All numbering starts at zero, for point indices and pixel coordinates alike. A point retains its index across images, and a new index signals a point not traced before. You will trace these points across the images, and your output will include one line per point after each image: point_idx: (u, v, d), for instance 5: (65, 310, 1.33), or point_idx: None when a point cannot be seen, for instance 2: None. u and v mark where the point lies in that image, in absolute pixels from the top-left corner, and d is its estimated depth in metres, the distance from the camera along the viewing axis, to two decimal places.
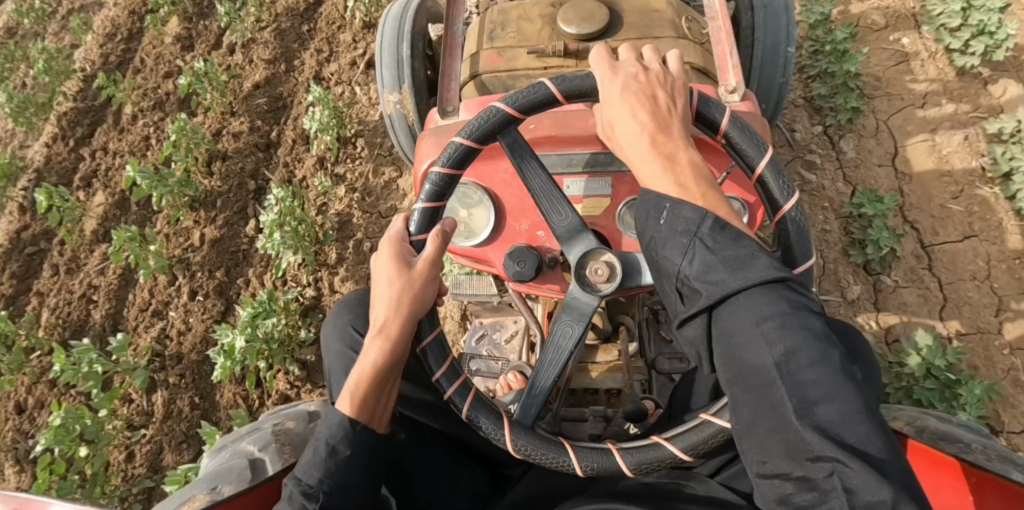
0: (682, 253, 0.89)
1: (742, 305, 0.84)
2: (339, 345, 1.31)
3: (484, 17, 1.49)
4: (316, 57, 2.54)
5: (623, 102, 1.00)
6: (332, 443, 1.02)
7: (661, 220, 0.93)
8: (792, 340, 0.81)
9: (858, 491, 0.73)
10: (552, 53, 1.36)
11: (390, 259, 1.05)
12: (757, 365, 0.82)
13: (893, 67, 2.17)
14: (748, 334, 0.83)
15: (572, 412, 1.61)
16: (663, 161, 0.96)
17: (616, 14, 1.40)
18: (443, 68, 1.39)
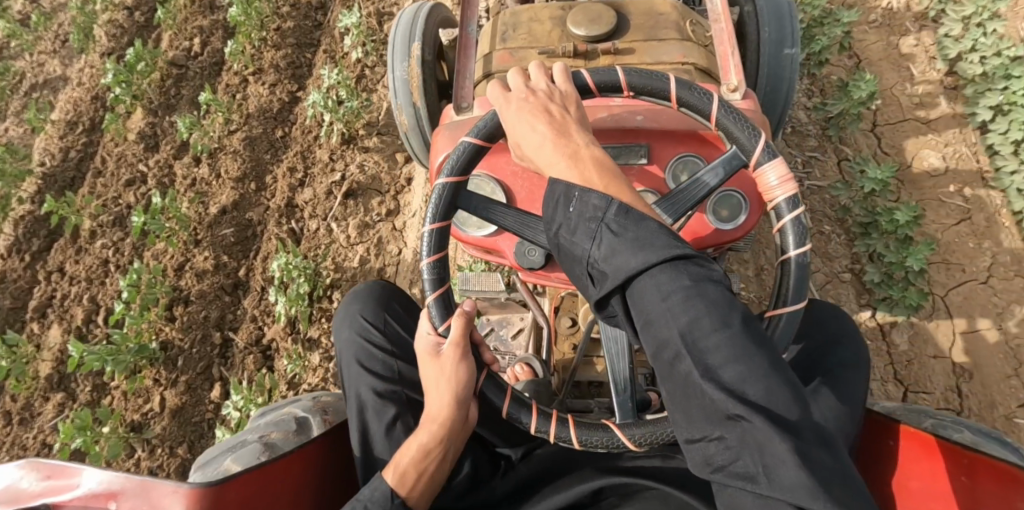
0: (591, 239, 0.95)
1: (646, 284, 0.89)
2: (348, 331, 1.35)
3: (497, 19, 1.55)
4: (289, 178, 2.42)
5: (522, 119, 1.07)
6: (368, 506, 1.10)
7: (570, 209, 0.98)
8: (694, 312, 0.86)
9: (764, 442, 0.81)
10: (562, 54, 1.42)
11: (431, 360, 1.13)
12: (665, 338, 0.88)
13: (953, 227, 2.01)
14: (655, 310, 0.88)
15: (578, 403, 1.67)
16: (568, 160, 1.03)
17: (623, 17, 1.47)
18: (457, 68, 1.46)
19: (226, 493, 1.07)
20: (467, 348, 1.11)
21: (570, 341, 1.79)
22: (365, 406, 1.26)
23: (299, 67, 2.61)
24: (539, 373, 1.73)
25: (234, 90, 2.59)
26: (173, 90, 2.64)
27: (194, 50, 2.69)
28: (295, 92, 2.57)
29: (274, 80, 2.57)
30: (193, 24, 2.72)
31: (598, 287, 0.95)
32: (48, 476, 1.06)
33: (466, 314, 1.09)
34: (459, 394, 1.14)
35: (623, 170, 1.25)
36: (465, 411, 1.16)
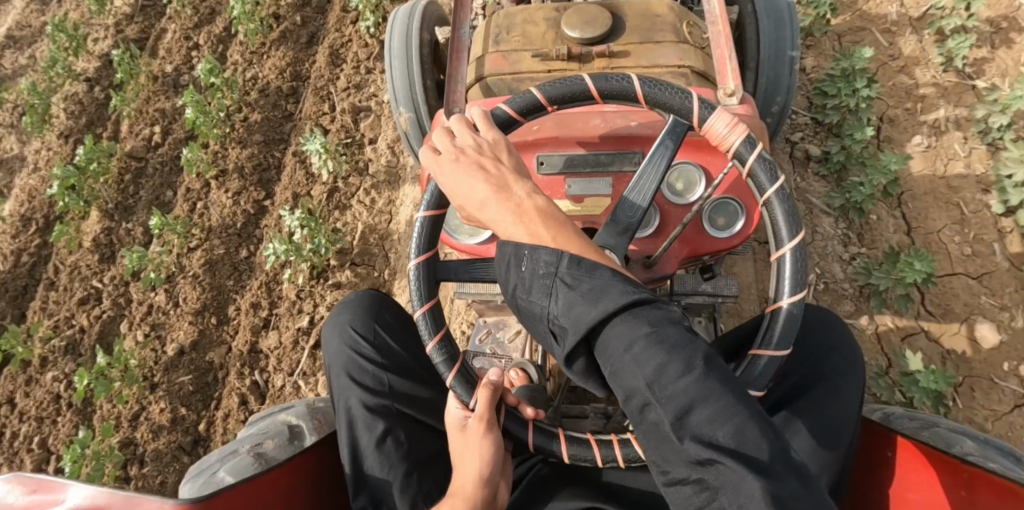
0: (548, 295, 0.93)
1: (609, 336, 0.88)
2: (338, 342, 1.34)
3: (490, 21, 1.52)
4: (252, 315, 2.21)
5: (459, 178, 1.02)
6: None
7: (524, 268, 0.96)
8: (657, 358, 0.84)
9: (740, 484, 0.77)
10: (556, 57, 1.39)
11: (460, 434, 1.12)
12: (632, 388, 0.86)
13: (1009, 416, 1.75)
14: (619, 361, 0.86)
15: (574, 409, 1.67)
16: (513, 211, 0.98)
17: (619, 19, 1.44)
18: (449, 71, 1.42)
19: (216, 503, 1.06)
20: (495, 421, 1.10)
21: None
22: (354, 419, 1.25)
23: (267, 168, 2.43)
24: (535, 379, 1.68)
25: (189, 208, 2.40)
26: (131, 188, 2.49)
27: (154, 139, 2.54)
28: (261, 198, 2.37)
29: (240, 187, 2.38)
30: (154, 106, 2.59)
31: (561, 348, 0.93)
32: (33, 491, 1.06)
33: (493, 385, 1.09)
34: (491, 466, 1.10)
35: (616, 179, 1.23)
36: (493, 486, 1.11)
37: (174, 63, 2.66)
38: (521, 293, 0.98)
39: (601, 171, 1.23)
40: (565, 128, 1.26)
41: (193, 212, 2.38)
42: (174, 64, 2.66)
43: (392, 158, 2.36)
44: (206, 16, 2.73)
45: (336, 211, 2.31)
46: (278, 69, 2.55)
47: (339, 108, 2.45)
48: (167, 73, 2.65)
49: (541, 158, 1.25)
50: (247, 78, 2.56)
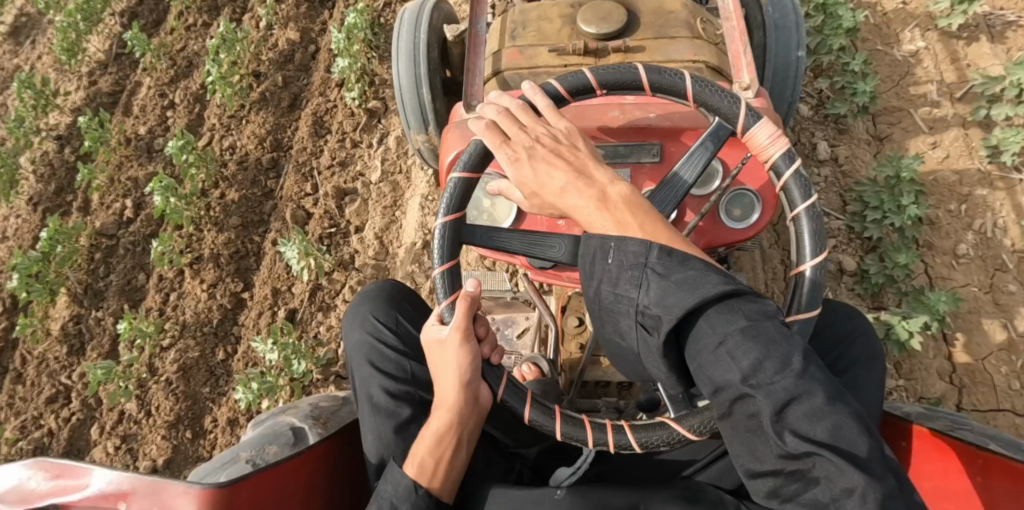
0: (635, 287, 0.94)
1: (700, 333, 0.89)
2: (359, 332, 1.34)
3: (506, 17, 1.54)
4: (229, 434, 2.05)
5: (535, 163, 1.04)
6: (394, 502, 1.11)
7: (609, 261, 0.97)
8: (753, 354, 0.85)
9: (837, 477, 0.81)
10: (572, 52, 1.41)
11: (437, 345, 1.12)
12: (725, 384, 0.87)
13: None
14: (710, 357, 0.88)
15: (586, 403, 1.68)
16: (596, 200, 1.00)
17: (633, 15, 1.46)
18: (467, 65, 1.45)
19: (240, 491, 1.07)
20: (471, 332, 1.10)
21: (577, 340, 1.80)
22: (376, 406, 1.24)
23: (246, 255, 2.27)
24: (547, 373, 1.71)
25: (161, 299, 2.24)
26: (101, 269, 2.33)
27: (126, 215, 2.38)
28: (236, 287, 2.22)
29: (216, 277, 2.23)
30: (127, 174, 2.43)
31: (645, 343, 0.94)
32: (56, 475, 1.05)
33: (470, 294, 1.07)
34: (467, 375, 1.11)
35: (635, 170, 1.24)
36: (473, 391, 1.12)
37: (147, 124, 2.52)
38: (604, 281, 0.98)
39: (620, 161, 1.25)
40: (585, 119, 1.27)
41: (164, 313, 2.22)
42: (149, 124, 2.52)
43: (380, 250, 2.22)
44: (183, 71, 2.60)
45: (319, 313, 2.15)
46: (258, 137, 2.40)
47: (322, 190, 2.31)
48: (141, 135, 2.50)
49: None
50: (224, 147, 2.41)
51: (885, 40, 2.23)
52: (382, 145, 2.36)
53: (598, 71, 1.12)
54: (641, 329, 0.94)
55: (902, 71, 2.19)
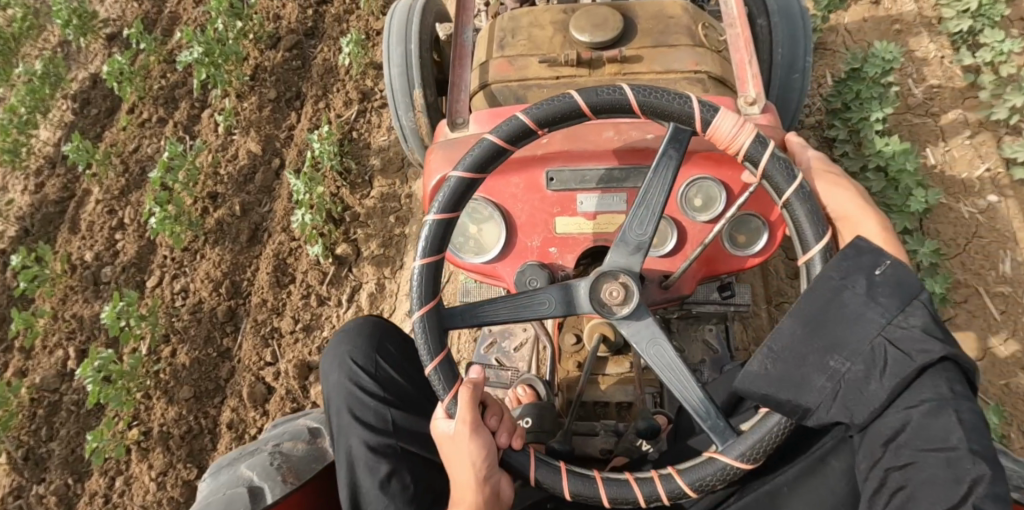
0: (902, 308, 0.91)
1: (934, 385, 0.88)
2: (337, 376, 1.26)
3: (494, 23, 1.45)
4: None
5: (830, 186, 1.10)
6: None
7: (877, 272, 0.95)
8: (980, 427, 0.86)
9: None
10: (565, 62, 1.32)
11: (444, 440, 1.06)
12: (943, 441, 0.85)
13: None
14: (933, 408, 0.86)
15: (583, 426, 1.59)
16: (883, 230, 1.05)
17: (630, 20, 1.36)
18: (452, 78, 1.35)
19: None
20: (479, 422, 1.04)
21: (575, 358, 1.69)
22: (357, 462, 1.17)
23: (198, 434, 2.02)
24: (543, 396, 1.64)
25: (107, 483, 2.00)
26: (44, 431, 2.10)
27: (69, 367, 2.17)
28: (202, 429, 2.02)
29: (165, 464, 1.98)
30: (70, 310, 2.25)
31: (876, 360, 0.90)
32: None
33: (475, 382, 1.04)
34: (481, 470, 1.04)
35: (631, 194, 1.17)
36: (493, 480, 1.05)
37: (94, 249, 2.33)
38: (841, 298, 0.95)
39: (616, 187, 1.17)
40: (577, 142, 1.18)
41: (110, 502, 1.98)
42: (96, 249, 2.33)
43: None
44: (135, 181, 2.43)
45: None
46: (213, 282, 2.19)
47: (282, 363, 2.08)
48: (87, 262, 2.31)
49: (550, 174, 1.18)
50: (176, 291, 2.22)
51: (953, 190, 1.98)
52: (350, 304, 2.15)
53: (556, 99, 1.04)
54: (885, 351, 0.90)
55: (969, 232, 1.93)
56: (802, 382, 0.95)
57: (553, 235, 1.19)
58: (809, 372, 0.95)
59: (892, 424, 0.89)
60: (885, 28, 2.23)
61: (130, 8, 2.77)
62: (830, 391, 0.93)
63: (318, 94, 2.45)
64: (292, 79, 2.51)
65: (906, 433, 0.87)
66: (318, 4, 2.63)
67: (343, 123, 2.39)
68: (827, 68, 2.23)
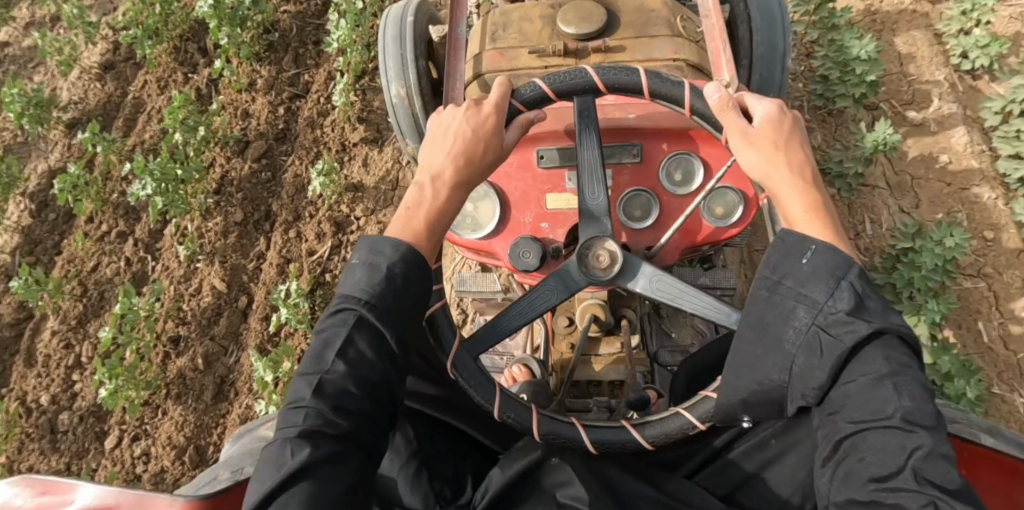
0: (829, 294, 0.88)
1: (871, 359, 0.87)
2: None
3: (486, 19, 1.54)
4: None
5: (761, 153, 1.00)
6: (392, 270, 0.97)
7: (804, 262, 0.91)
8: (921, 395, 0.84)
9: None
10: (553, 53, 1.42)
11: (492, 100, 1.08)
12: (881, 411, 0.84)
13: None
14: (871, 382, 0.86)
15: (577, 403, 1.65)
16: (813, 207, 0.96)
17: (613, 14, 1.45)
18: (447, 68, 1.43)
19: (227, 499, 1.08)
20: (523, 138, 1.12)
21: (568, 339, 1.70)
22: None
23: None
24: (538, 375, 1.73)
25: None
26: None
27: None
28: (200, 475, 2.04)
29: None
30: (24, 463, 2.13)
31: (811, 346, 0.88)
32: (41, 493, 1.05)
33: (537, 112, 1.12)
34: (491, 161, 1.08)
35: (616, 170, 1.26)
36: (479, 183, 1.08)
37: (50, 392, 2.21)
38: (775, 286, 0.92)
39: (601, 163, 1.26)
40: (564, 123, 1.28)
41: None
42: (52, 390, 2.22)
43: None
44: (93, 307, 2.31)
45: None
46: (175, 448, 2.08)
47: None
48: (43, 407, 2.20)
49: (541, 153, 1.28)
50: (136, 455, 2.11)
51: (1006, 375, 1.85)
52: None
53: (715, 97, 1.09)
54: (817, 335, 0.88)
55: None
56: (754, 372, 0.93)
57: (545, 210, 1.28)
58: (758, 363, 0.92)
59: (835, 404, 0.88)
60: (933, 162, 2.06)
61: (93, 89, 2.61)
62: (776, 385, 0.92)
63: (288, 219, 2.32)
64: (261, 196, 2.37)
65: (849, 412, 0.87)
66: (291, 101, 2.48)
67: (315, 263, 2.24)
68: (869, 213, 2.05)
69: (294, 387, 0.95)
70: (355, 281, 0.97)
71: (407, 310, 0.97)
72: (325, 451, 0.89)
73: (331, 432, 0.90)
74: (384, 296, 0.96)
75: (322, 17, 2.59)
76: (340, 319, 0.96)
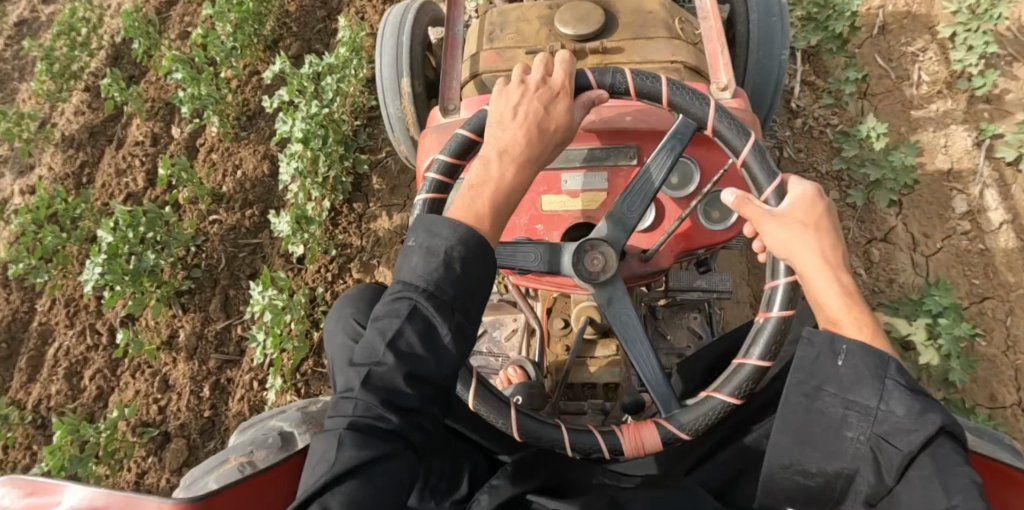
0: (877, 398, 0.92)
1: (926, 456, 0.88)
2: (341, 336, 1.30)
3: (483, 19, 1.53)
4: None
5: (790, 233, 1.02)
6: (451, 252, 0.97)
7: (839, 363, 0.95)
8: (969, 490, 0.85)
9: None
10: (550, 54, 1.41)
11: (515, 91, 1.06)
12: (930, 505, 0.86)
13: None
14: (923, 478, 0.88)
15: (571, 406, 1.62)
16: (842, 289, 0.99)
17: (610, 16, 1.44)
18: (443, 68, 1.42)
19: (215, 502, 1.07)
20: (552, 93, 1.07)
21: (563, 341, 1.69)
22: None
23: None
24: (533, 376, 1.67)
25: None
26: None
27: None
28: None
29: None
30: None
31: (865, 454, 0.91)
32: (28, 492, 1.05)
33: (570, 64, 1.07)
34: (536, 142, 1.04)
35: (612, 172, 1.25)
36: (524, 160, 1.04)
37: None
38: (823, 384, 0.95)
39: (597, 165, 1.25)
40: None
41: None
42: None
43: None
44: None
45: None
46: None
47: None
48: None
49: None
50: None
51: None
52: None
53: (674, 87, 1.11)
54: (873, 441, 0.91)
55: None
56: (803, 480, 0.95)
57: (540, 211, 1.27)
58: (809, 460, 0.95)
59: (884, 488, 0.90)
60: None
61: None
62: (829, 489, 0.94)
63: None
64: None
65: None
66: (218, 368, 2.19)
67: None
68: None
69: (343, 378, 0.97)
70: (424, 275, 0.96)
71: (472, 293, 0.98)
72: (371, 445, 0.90)
73: (381, 428, 0.92)
74: (445, 290, 0.96)
75: (252, 241, 2.35)
76: (395, 309, 0.96)
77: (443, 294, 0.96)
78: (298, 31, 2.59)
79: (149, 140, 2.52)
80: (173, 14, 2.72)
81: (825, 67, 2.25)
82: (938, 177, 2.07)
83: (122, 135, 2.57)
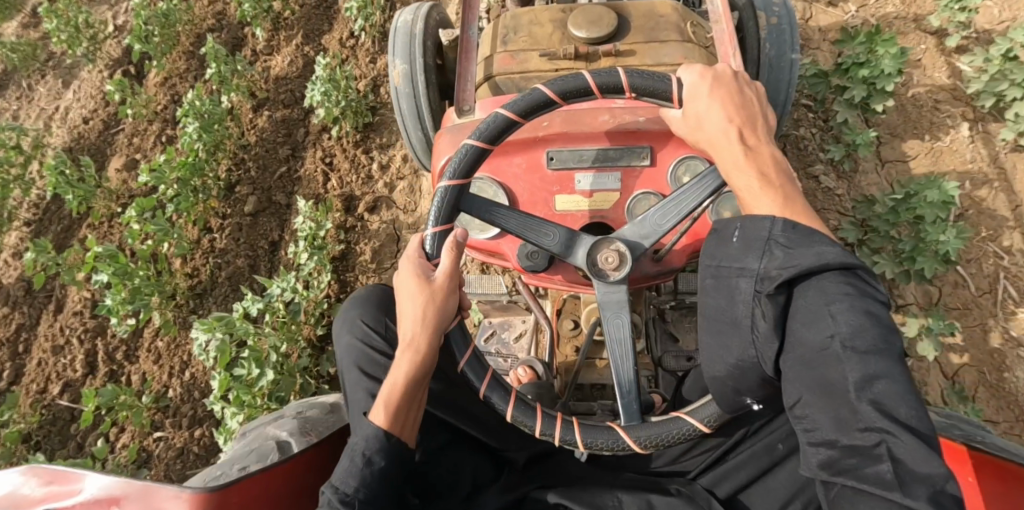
0: (760, 255, 0.94)
1: (815, 293, 0.90)
2: (349, 337, 1.34)
3: (497, 22, 1.55)
4: None
5: (699, 120, 1.12)
6: (367, 454, 1.06)
7: (735, 237, 0.99)
8: (860, 321, 0.86)
9: (904, 460, 0.81)
10: (564, 56, 1.43)
11: (412, 274, 1.10)
12: (821, 343, 0.87)
13: None
14: (812, 316, 0.89)
15: (580, 406, 1.62)
16: (754, 167, 1.07)
17: (624, 19, 1.46)
18: (458, 70, 1.45)
19: (229, 496, 1.08)
20: (427, 271, 1.11)
21: (573, 342, 1.71)
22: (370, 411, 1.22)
23: None
24: (543, 375, 1.68)
25: None
26: None
27: None
28: None
29: None
30: None
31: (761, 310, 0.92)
32: (50, 479, 1.07)
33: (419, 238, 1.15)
34: (430, 328, 1.09)
35: (624, 173, 1.27)
36: (438, 337, 1.10)
37: None
38: (720, 259, 0.99)
39: (610, 165, 1.27)
40: (574, 124, 1.28)
41: None
42: None
43: None
44: None
45: None
46: None
47: None
48: None
49: (550, 154, 1.28)
50: None
51: None
52: None
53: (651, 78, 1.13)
54: (759, 295, 0.92)
55: None
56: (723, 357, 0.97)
57: (551, 211, 1.28)
58: (722, 335, 0.96)
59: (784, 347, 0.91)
60: None
61: None
62: (749, 366, 0.95)
63: None
64: None
65: (821, 429, 0.87)
66: None
67: None
68: None
69: None
70: (340, 472, 1.05)
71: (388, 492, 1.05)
72: None
73: None
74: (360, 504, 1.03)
75: (200, 469, 2.07)
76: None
77: (356, 500, 1.03)
78: (258, 178, 2.43)
79: (88, 308, 2.30)
80: (122, 131, 2.57)
81: (896, 289, 1.97)
82: (989, 315, 1.92)
83: (60, 297, 2.34)
